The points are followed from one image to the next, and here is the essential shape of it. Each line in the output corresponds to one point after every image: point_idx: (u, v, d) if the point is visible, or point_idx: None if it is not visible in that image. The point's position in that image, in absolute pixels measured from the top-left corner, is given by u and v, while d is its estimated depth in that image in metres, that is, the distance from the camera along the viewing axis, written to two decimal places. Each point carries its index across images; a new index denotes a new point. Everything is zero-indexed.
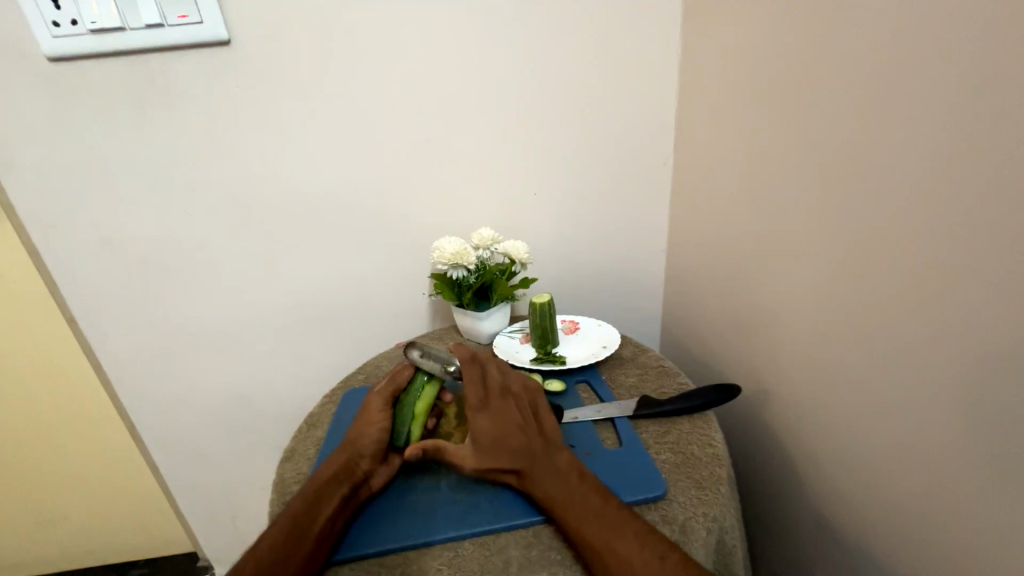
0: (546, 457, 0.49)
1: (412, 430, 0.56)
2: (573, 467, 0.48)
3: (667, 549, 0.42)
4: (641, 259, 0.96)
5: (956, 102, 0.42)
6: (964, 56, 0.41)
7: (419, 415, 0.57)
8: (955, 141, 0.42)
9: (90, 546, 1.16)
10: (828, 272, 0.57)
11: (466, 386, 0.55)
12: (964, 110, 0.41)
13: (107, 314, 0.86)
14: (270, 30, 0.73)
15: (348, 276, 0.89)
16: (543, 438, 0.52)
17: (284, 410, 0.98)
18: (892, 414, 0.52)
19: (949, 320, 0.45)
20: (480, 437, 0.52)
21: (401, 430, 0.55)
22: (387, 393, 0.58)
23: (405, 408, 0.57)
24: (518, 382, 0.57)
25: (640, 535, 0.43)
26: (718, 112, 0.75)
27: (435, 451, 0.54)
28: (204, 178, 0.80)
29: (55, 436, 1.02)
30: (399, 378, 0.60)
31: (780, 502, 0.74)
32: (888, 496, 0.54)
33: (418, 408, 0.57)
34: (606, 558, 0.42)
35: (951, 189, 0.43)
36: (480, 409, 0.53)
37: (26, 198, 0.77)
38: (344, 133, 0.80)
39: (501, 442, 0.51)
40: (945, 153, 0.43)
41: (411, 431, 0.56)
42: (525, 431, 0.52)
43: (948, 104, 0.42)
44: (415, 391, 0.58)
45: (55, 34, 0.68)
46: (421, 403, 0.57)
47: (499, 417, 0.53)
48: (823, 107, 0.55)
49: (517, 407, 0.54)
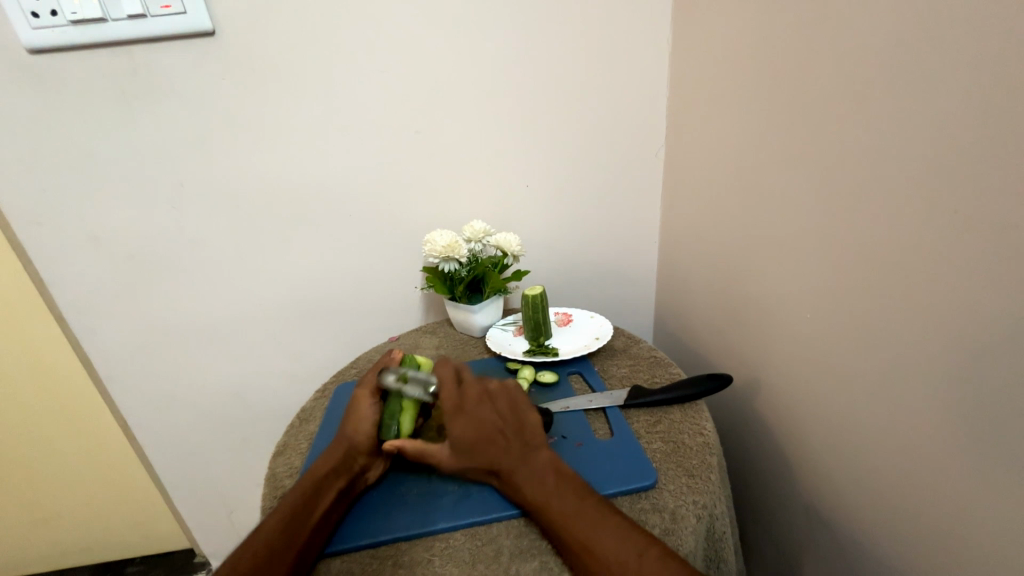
0: (528, 456, 0.49)
1: (400, 424, 0.55)
2: (552, 467, 0.48)
3: (645, 545, 0.41)
4: (634, 251, 0.96)
5: (946, 91, 0.41)
6: (956, 43, 0.40)
7: (407, 409, 0.55)
8: (942, 130, 0.42)
9: (86, 544, 1.16)
10: (817, 261, 0.58)
11: (443, 391, 0.54)
12: (953, 99, 0.41)
13: (97, 312, 0.86)
14: (255, 20, 0.71)
15: (340, 270, 0.89)
16: (523, 438, 0.51)
17: (278, 405, 0.98)
18: (879, 401, 0.52)
19: (935, 307, 0.45)
20: (458, 441, 0.50)
21: (390, 425, 0.54)
22: (375, 386, 0.58)
23: (393, 402, 0.56)
24: (493, 386, 0.55)
25: (619, 531, 0.43)
26: (709, 102, 0.74)
27: (416, 452, 0.52)
28: (192, 173, 0.79)
29: (47, 435, 1.01)
30: (384, 370, 0.59)
31: (770, 490, 0.75)
32: (875, 482, 0.55)
33: (399, 412, 0.55)
34: (588, 551, 0.42)
35: (937, 178, 0.43)
36: (456, 413, 0.52)
37: (9, 194, 0.76)
38: (333, 125, 0.79)
39: (480, 446, 0.50)
40: (937, 141, 0.43)
41: (400, 426, 0.55)
42: (502, 434, 0.51)
43: (940, 91, 0.42)
44: (401, 385, 0.57)
45: (34, 26, 0.67)
46: (407, 398, 0.56)
47: (475, 421, 0.52)
48: (813, 96, 0.55)
49: (492, 411, 0.53)
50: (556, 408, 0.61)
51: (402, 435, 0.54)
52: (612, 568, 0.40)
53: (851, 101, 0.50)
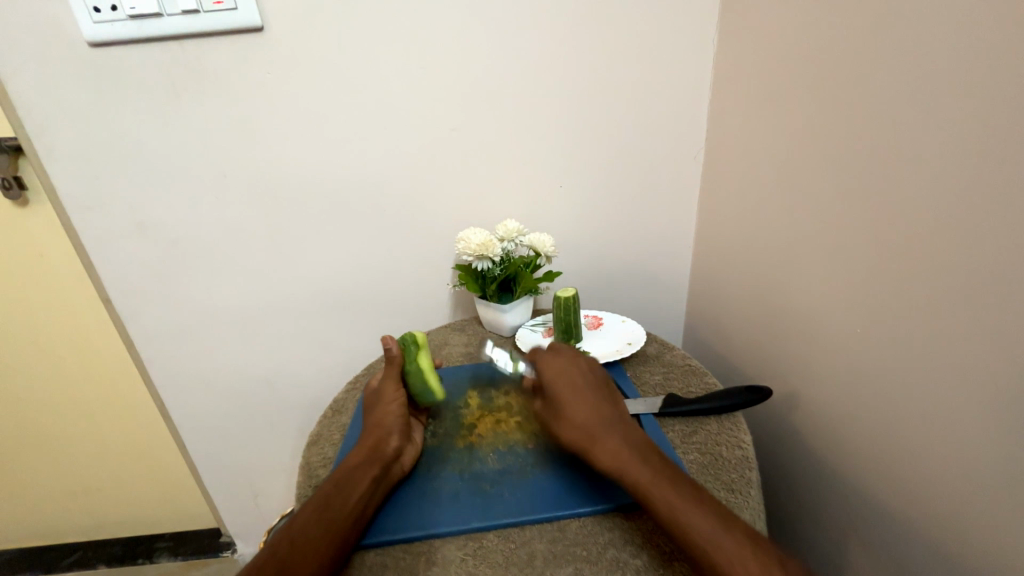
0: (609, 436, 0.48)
1: (431, 384, 0.60)
2: (647, 444, 0.48)
3: (738, 523, 0.40)
4: (667, 257, 0.94)
5: (1002, 104, 0.40)
6: (1018, 54, 0.38)
7: (426, 370, 0.61)
8: (999, 144, 0.40)
9: (122, 518, 1.21)
10: (861, 271, 0.55)
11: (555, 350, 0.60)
12: (1011, 111, 0.39)
13: (141, 297, 0.89)
14: (301, 18, 0.73)
15: (374, 266, 0.90)
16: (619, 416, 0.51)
17: (307, 394, 1.01)
18: (926, 424, 0.49)
19: (993, 325, 0.42)
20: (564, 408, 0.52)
21: (426, 389, 0.60)
22: (395, 374, 0.61)
23: (414, 373, 0.60)
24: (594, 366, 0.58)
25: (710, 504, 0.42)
26: (752, 104, 0.72)
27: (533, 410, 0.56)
28: (236, 164, 0.81)
29: (90, 411, 1.06)
30: (391, 357, 0.62)
31: (801, 509, 0.72)
32: (914, 504, 0.52)
33: (428, 369, 0.61)
34: (673, 521, 0.41)
35: (996, 192, 0.41)
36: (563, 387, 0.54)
37: (68, 181, 0.80)
38: (372, 122, 0.80)
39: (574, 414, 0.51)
40: (992, 156, 0.41)
41: (433, 386, 0.60)
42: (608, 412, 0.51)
43: (999, 103, 0.40)
44: (412, 360, 0.61)
45: (95, 21, 0.70)
46: (423, 363, 0.61)
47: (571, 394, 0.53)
48: (866, 98, 0.52)
49: (592, 396, 0.53)
50: (644, 407, 0.61)
51: (438, 390, 0.60)
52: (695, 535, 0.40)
53: (907, 103, 0.47)
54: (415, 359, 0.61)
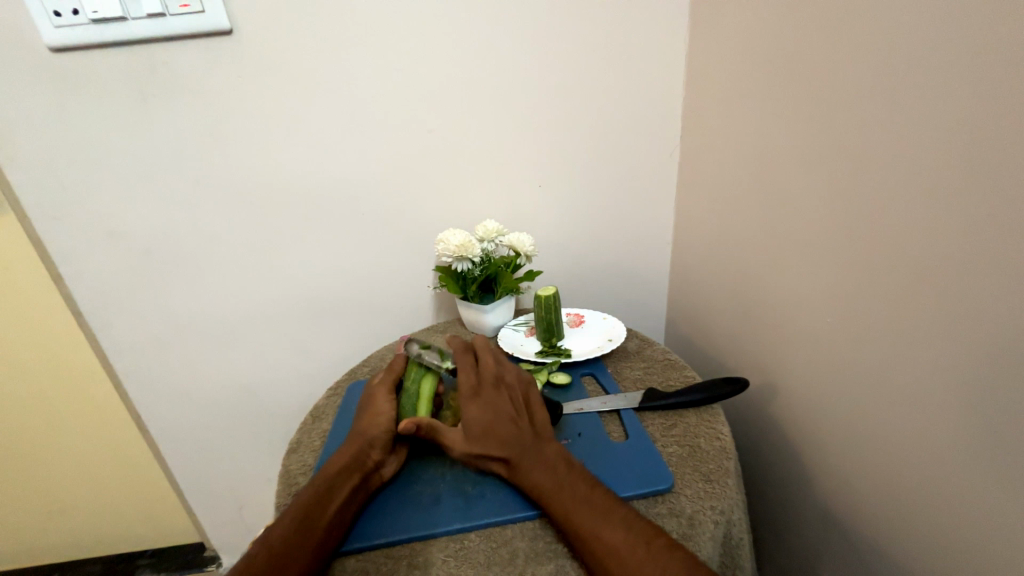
0: (535, 449, 0.49)
1: (418, 413, 0.56)
2: (561, 459, 0.48)
3: (653, 534, 0.42)
4: (647, 253, 0.95)
5: (961, 96, 0.41)
6: (975, 47, 0.40)
7: (424, 398, 0.57)
8: (960, 134, 0.42)
9: (100, 537, 1.18)
10: (833, 261, 0.56)
11: (460, 374, 0.56)
12: (970, 102, 0.41)
13: (113, 307, 0.87)
14: (271, 20, 0.72)
15: (353, 270, 0.89)
16: (533, 428, 0.52)
17: (289, 402, 0.99)
18: (900, 407, 0.51)
19: (960, 307, 0.44)
20: (470, 425, 0.51)
21: (408, 414, 0.56)
22: (390, 382, 0.59)
23: (409, 394, 0.57)
24: (511, 373, 0.57)
25: (626, 520, 0.43)
26: (725, 101, 0.73)
27: (429, 429, 0.53)
28: (208, 169, 0.79)
29: (63, 428, 1.02)
30: (397, 367, 0.61)
31: (782, 497, 0.73)
32: (891, 485, 0.54)
33: (425, 398, 0.57)
34: (591, 540, 0.42)
35: (958, 180, 0.42)
36: (473, 396, 0.53)
37: (31, 190, 0.77)
38: (347, 125, 0.79)
39: (492, 429, 0.51)
40: (954, 145, 0.42)
41: (417, 415, 0.56)
42: (515, 422, 0.52)
43: (958, 95, 0.42)
44: (415, 379, 0.58)
45: (56, 24, 0.68)
46: (426, 391, 0.57)
47: (489, 404, 0.53)
48: (833, 93, 0.54)
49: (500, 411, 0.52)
50: (624, 401, 0.61)
51: None
52: (616, 558, 0.41)
53: (872, 96, 0.49)
54: (418, 381, 0.57)
